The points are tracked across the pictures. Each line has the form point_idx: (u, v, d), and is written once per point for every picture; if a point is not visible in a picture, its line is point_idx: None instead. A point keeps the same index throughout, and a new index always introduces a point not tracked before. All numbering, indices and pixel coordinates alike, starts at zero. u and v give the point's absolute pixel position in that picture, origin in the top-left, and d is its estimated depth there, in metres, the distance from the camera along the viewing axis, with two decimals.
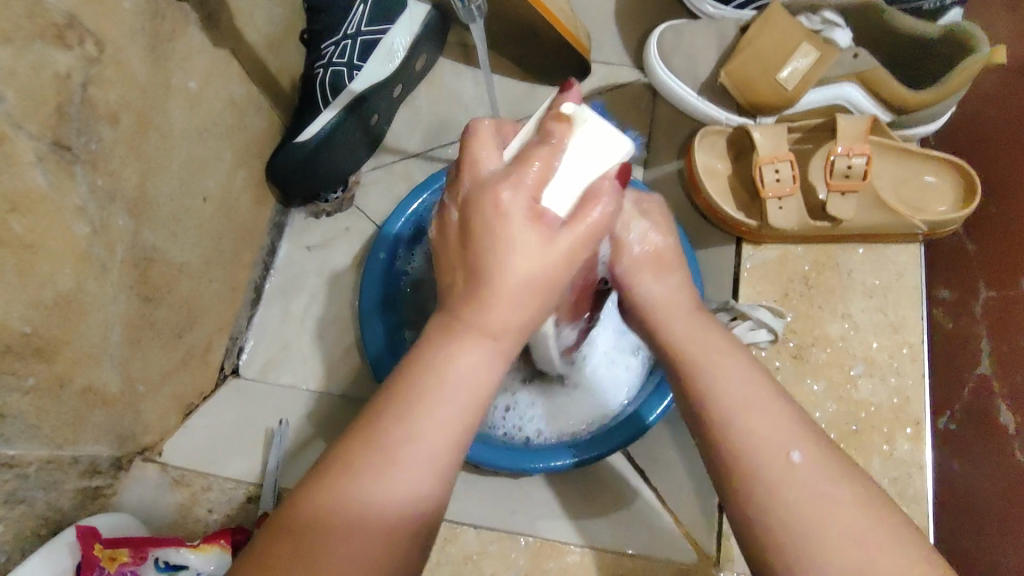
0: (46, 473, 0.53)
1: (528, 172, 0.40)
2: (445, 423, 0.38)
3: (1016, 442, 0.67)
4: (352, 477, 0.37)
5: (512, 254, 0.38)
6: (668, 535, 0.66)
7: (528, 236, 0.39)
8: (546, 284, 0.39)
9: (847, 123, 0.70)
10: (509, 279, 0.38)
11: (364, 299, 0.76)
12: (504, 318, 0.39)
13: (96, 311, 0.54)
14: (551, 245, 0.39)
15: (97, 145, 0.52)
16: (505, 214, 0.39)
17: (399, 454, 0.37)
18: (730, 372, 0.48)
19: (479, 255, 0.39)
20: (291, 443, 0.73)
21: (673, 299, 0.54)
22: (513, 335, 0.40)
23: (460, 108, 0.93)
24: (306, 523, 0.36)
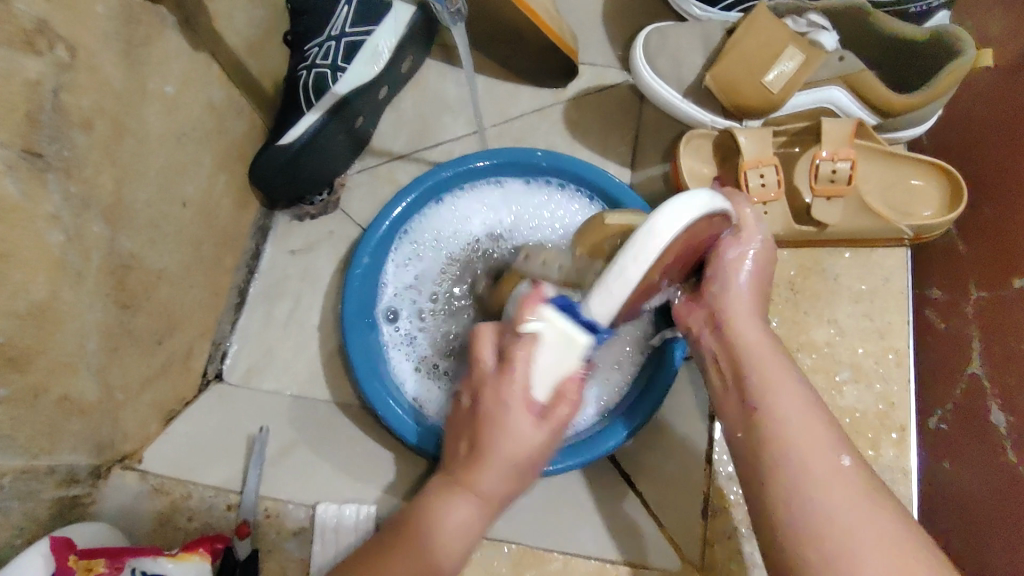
0: (21, 484, 0.52)
1: (518, 363, 0.48)
2: (478, 499, 0.51)
3: (1006, 443, 0.62)
4: (393, 552, 0.50)
5: (505, 437, 0.49)
6: (652, 541, 0.64)
7: (520, 420, 0.49)
8: (530, 460, 0.50)
9: (832, 127, 0.69)
10: (497, 455, 0.50)
11: (346, 305, 0.74)
12: (521, 443, 0.49)
13: (72, 318, 0.54)
14: (534, 430, 0.49)
15: (70, 152, 0.51)
16: (506, 417, 0.49)
17: (444, 531, 0.50)
18: (786, 378, 0.50)
19: (486, 442, 0.50)
20: (271, 450, 0.72)
21: (746, 305, 0.57)
22: (501, 496, 0.52)
23: (445, 110, 0.92)
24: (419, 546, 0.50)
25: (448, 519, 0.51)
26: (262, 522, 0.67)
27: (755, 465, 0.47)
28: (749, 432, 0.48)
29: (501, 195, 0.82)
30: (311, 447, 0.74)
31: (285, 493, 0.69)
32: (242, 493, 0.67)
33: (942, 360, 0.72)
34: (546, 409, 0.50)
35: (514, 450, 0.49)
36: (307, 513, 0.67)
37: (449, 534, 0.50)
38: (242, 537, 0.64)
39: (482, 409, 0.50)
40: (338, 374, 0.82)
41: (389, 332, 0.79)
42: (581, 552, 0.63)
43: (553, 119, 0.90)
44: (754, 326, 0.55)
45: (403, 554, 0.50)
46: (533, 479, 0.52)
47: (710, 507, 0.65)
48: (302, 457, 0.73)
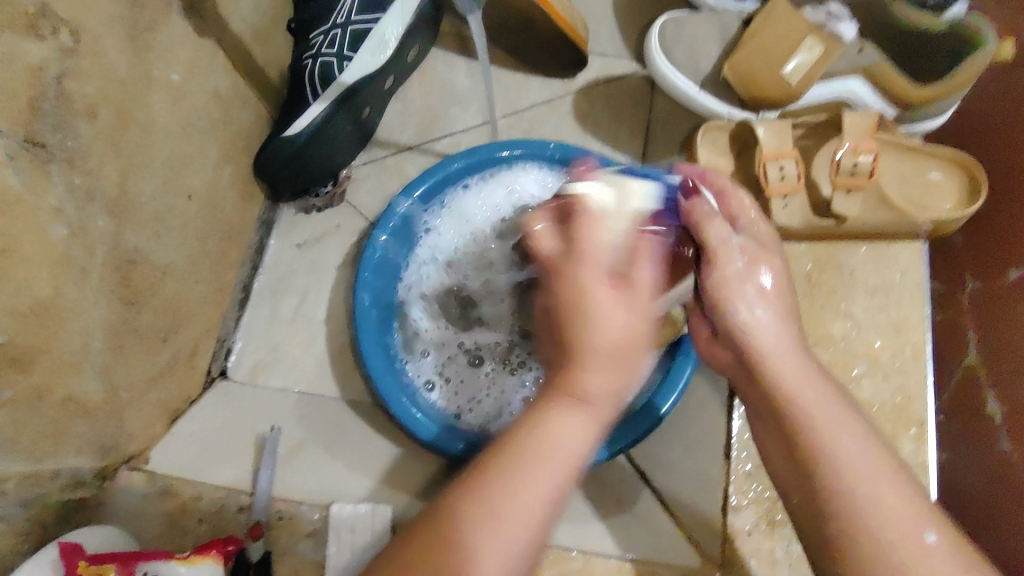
0: (24, 491, 0.51)
1: (588, 242, 0.46)
2: (586, 414, 0.42)
3: (1000, 431, 0.62)
4: (470, 514, 0.40)
5: (598, 318, 0.44)
6: (669, 538, 0.63)
7: (605, 291, 0.44)
8: (635, 338, 0.44)
9: (854, 121, 0.67)
10: (604, 334, 0.43)
11: (358, 298, 0.72)
12: (610, 355, 0.44)
13: (75, 317, 0.52)
14: (633, 302, 0.45)
15: (73, 142, 0.49)
16: (586, 290, 0.44)
17: (509, 521, 0.40)
18: (854, 447, 0.44)
19: (569, 322, 0.44)
20: (283, 450, 0.71)
21: (781, 336, 0.49)
22: (609, 399, 0.43)
23: (454, 100, 0.90)
24: (460, 549, 0.39)
25: (547, 458, 0.41)
26: (274, 524, 0.66)
27: (825, 539, 0.44)
28: (806, 499, 0.46)
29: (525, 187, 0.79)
30: (323, 446, 0.72)
31: (297, 493, 0.68)
32: (253, 495, 0.67)
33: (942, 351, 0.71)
34: (630, 281, 0.45)
35: (603, 380, 0.43)
36: (322, 516, 0.67)
37: (523, 501, 0.40)
38: (255, 539, 0.63)
39: (550, 287, 0.47)
40: (347, 371, 0.81)
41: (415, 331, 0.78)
42: (601, 550, 0.63)
43: (563, 110, 0.89)
44: (799, 369, 0.48)
45: (478, 508, 0.40)
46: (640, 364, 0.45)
47: (729, 502, 0.65)
48: (311, 456, 0.71)
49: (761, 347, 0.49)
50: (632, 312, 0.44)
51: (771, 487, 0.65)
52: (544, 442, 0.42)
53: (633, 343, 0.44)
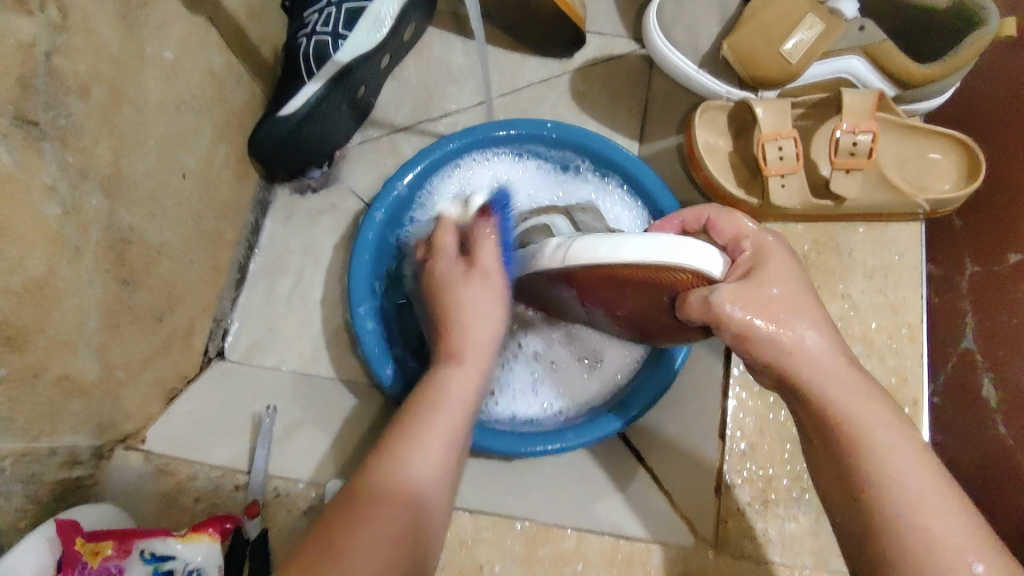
0: (22, 467, 0.51)
1: (483, 260, 0.58)
2: (466, 368, 0.53)
3: (995, 413, 0.63)
4: (392, 455, 0.48)
5: (462, 300, 0.56)
6: (664, 517, 0.64)
7: (472, 289, 0.56)
8: (490, 318, 0.55)
9: (852, 100, 0.66)
10: (462, 318, 0.55)
11: (352, 277, 0.72)
12: (484, 334, 0.55)
13: (70, 296, 0.52)
14: (489, 290, 0.56)
15: (67, 120, 0.49)
16: (459, 291, 0.56)
17: (430, 445, 0.49)
18: (904, 465, 0.44)
19: (447, 309, 0.56)
20: (278, 430, 0.70)
21: (820, 354, 0.48)
22: (483, 358, 0.54)
23: (450, 80, 0.90)
24: (382, 491, 0.46)
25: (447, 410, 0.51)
26: (271, 502, 0.65)
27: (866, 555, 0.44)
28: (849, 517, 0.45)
29: (521, 175, 0.81)
30: (317, 426, 0.73)
31: (294, 472, 0.67)
32: (250, 474, 0.65)
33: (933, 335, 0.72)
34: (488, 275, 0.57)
35: (482, 343, 0.55)
36: (317, 493, 0.66)
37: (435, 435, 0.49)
38: (252, 517, 0.62)
39: (450, 292, 0.57)
40: (342, 351, 0.81)
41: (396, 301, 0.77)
42: (595, 528, 0.62)
43: (560, 90, 0.89)
44: (845, 393, 0.47)
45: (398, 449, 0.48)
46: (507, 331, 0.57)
47: (724, 481, 0.64)
48: (306, 435, 0.71)
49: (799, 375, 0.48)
50: (496, 296, 0.56)
51: (766, 466, 0.65)
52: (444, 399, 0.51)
53: (496, 327, 0.56)
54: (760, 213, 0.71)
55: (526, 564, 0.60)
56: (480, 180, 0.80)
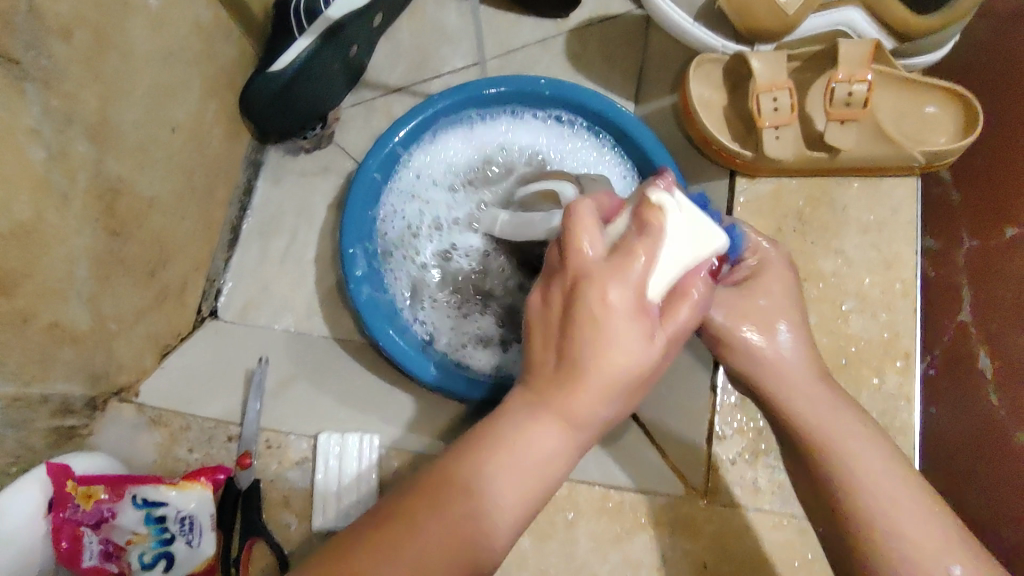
0: (14, 413, 0.50)
1: (635, 273, 0.37)
2: (572, 433, 0.39)
3: (991, 387, 0.63)
4: (476, 470, 0.38)
5: (612, 350, 0.37)
6: (653, 467, 0.65)
7: (633, 333, 0.37)
8: (642, 377, 0.38)
9: (849, 49, 0.66)
10: (606, 374, 0.37)
11: (343, 235, 0.71)
12: (620, 381, 0.37)
13: (59, 243, 0.51)
14: (650, 342, 0.38)
15: (49, 62, 0.48)
16: (610, 313, 0.37)
17: (520, 468, 0.38)
18: (872, 464, 0.45)
19: (583, 349, 0.37)
20: (271, 383, 0.71)
21: (790, 362, 0.50)
22: (597, 427, 0.39)
23: (444, 41, 0.88)
24: (460, 489, 0.38)
25: (519, 454, 0.38)
26: (263, 453, 0.66)
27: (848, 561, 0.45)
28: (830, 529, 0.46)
29: (526, 130, 0.81)
30: (311, 381, 0.73)
31: (285, 424, 0.68)
32: (242, 426, 0.66)
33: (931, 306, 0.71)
34: (661, 325, 0.39)
35: (603, 410, 0.38)
36: (310, 445, 0.66)
37: (520, 473, 0.38)
38: (244, 468, 0.62)
39: (587, 323, 0.37)
40: (335, 311, 0.81)
41: (398, 238, 0.78)
42: (585, 479, 0.63)
43: (554, 51, 0.88)
44: (813, 401, 0.49)
45: (489, 465, 0.38)
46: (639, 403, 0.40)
47: (714, 432, 0.64)
48: (300, 389, 0.71)
49: (766, 384, 0.50)
50: (654, 357, 0.38)
51: (756, 418, 0.65)
52: (527, 452, 0.38)
53: (636, 395, 0.39)
54: (755, 166, 0.70)
55: None
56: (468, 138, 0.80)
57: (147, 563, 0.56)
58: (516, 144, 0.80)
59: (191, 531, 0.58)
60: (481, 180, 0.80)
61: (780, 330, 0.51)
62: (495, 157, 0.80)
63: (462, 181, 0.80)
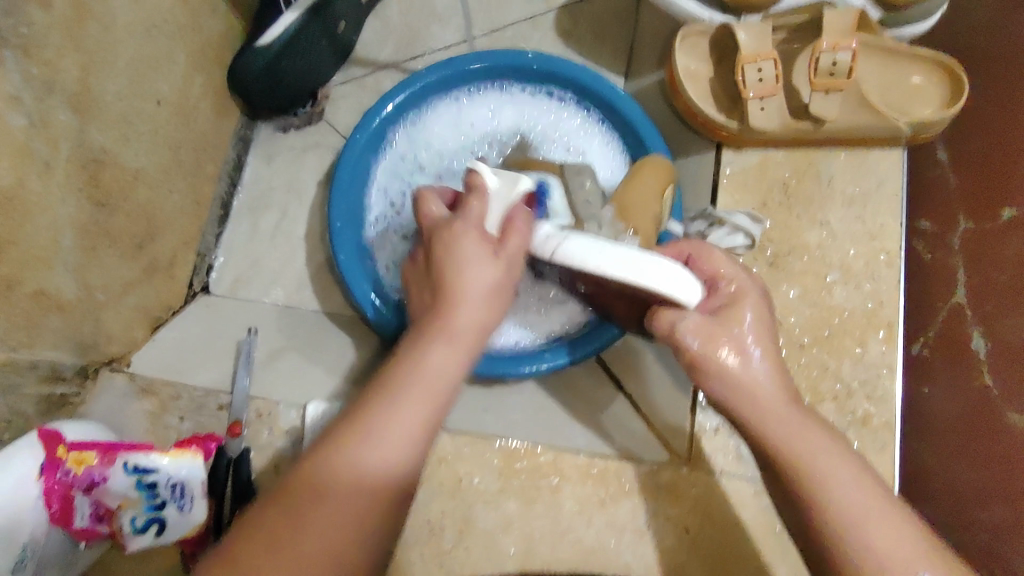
0: (4, 378, 0.51)
1: (472, 211, 0.50)
2: (455, 345, 0.45)
3: (984, 366, 0.63)
4: (336, 454, 0.40)
5: (466, 269, 0.46)
6: (639, 436, 0.67)
7: (478, 251, 0.47)
8: (493, 289, 0.47)
9: (832, 19, 0.67)
10: (463, 285, 0.46)
11: (331, 210, 0.72)
12: (478, 286, 0.46)
13: (42, 211, 0.52)
14: (495, 260, 0.47)
15: (29, 29, 0.48)
16: (458, 239, 0.48)
17: (396, 428, 0.41)
18: (844, 486, 0.45)
19: (447, 265, 0.47)
20: (260, 354, 0.71)
21: (762, 386, 0.49)
22: (472, 338, 0.46)
23: (433, 17, 0.88)
24: (316, 478, 0.40)
25: (398, 420, 0.42)
26: (253, 422, 0.66)
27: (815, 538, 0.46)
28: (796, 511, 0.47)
29: (511, 108, 0.81)
30: (302, 354, 0.74)
31: (276, 394, 0.68)
32: (233, 394, 0.66)
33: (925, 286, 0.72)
34: (503, 243, 0.48)
35: (472, 319, 0.46)
36: (299, 414, 0.66)
37: (402, 428, 0.42)
38: (236, 436, 0.64)
39: (444, 245, 0.48)
40: (325, 287, 0.82)
41: (380, 218, 0.78)
42: (569, 447, 0.65)
43: (545, 26, 0.87)
44: (788, 428, 0.47)
45: (356, 439, 0.41)
46: (497, 317, 0.48)
47: (698, 401, 0.65)
48: (291, 361, 0.73)
49: (739, 411, 0.49)
50: (502, 267, 0.47)
51: None
52: (409, 398, 0.42)
53: (496, 313, 0.48)
54: (739, 139, 0.71)
55: (502, 478, 0.63)
56: (454, 112, 0.80)
57: (139, 527, 0.57)
58: (502, 118, 0.81)
59: (183, 497, 0.59)
60: (467, 152, 0.80)
61: (758, 351, 0.49)
62: (480, 132, 0.81)
63: (447, 158, 0.80)
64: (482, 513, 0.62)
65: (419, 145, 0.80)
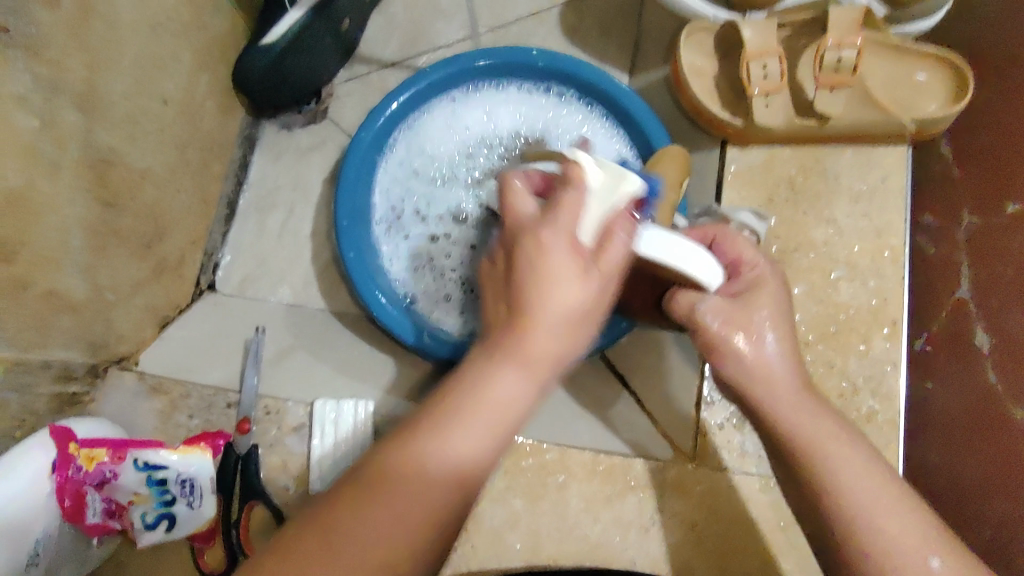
0: (16, 377, 0.52)
1: (564, 213, 0.42)
2: (529, 372, 0.41)
3: (988, 361, 0.63)
4: (417, 444, 0.39)
5: (554, 289, 0.41)
6: (646, 432, 0.68)
7: (570, 271, 0.41)
8: (584, 315, 0.42)
9: (838, 16, 0.66)
10: (547, 309, 0.41)
11: (337, 208, 0.72)
12: (571, 311, 0.41)
13: (51, 211, 0.52)
14: (585, 278, 0.41)
15: (35, 30, 0.48)
16: (547, 250, 0.41)
17: (467, 424, 0.40)
18: (854, 470, 0.45)
19: (528, 279, 0.41)
20: (268, 351, 0.72)
21: (775, 369, 0.49)
22: (552, 363, 0.42)
23: (438, 15, 0.88)
24: (400, 467, 0.39)
25: (476, 411, 0.40)
26: (261, 419, 0.67)
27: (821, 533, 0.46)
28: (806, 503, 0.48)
29: (515, 104, 0.81)
30: (309, 351, 0.75)
31: (284, 392, 0.68)
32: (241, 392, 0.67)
33: (931, 282, 0.72)
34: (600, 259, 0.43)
35: (556, 347, 0.41)
36: (306, 410, 0.67)
37: (465, 438, 0.40)
38: (243, 433, 0.64)
39: (525, 256, 0.41)
40: (331, 284, 0.82)
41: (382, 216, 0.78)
42: (576, 444, 0.65)
43: (549, 23, 0.87)
44: (801, 411, 0.48)
45: (441, 429, 0.39)
46: (585, 342, 0.44)
47: (703, 397, 0.66)
48: (300, 359, 0.73)
49: (752, 392, 0.49)
50: (587, 290, 0.41)
51: None
52: (469, 415, 0.40)
53: (581, 340, 0.43)
54: (745, 135, 0.71)
55: (509, 475, 0.63)
56: (459, 110, 0.80)
57: (149, 522, 0.57)
58: (506, 115, 0.81)
59: (192, 494, 0.59)
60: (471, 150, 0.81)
61: (773, 334, 0.49)
62: (484, 129, 0.81)
63: (451, 155, 0.81)
64: (490, 509, 0.62)
65: (424, 143, 0.80)
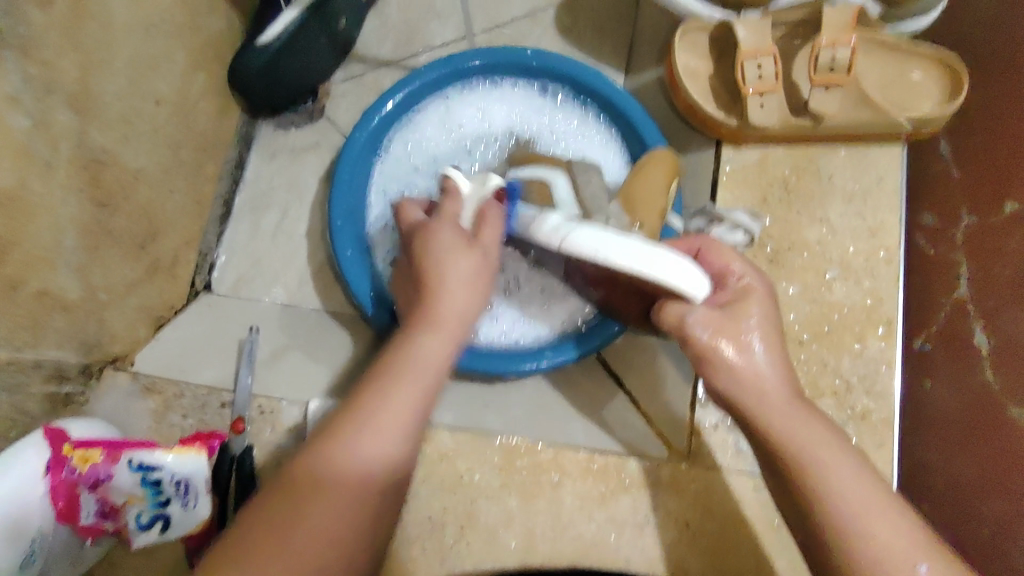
0: (9, 377, 0.52)
1: (444, 212, 0.53)
2: (441, 334, 0.47)
3: (986, 361, 0.63)
4: (332, 441, 0.43)
5: (442, 267, 0.49)
6: (640, 431, 0.68)
7: (454, 249, 0.50)
8: (477, 284, 0.49)
9: (832, 16, 0.66)
10: (443, 285, 0.48)
11: (332, 209, 0.72)
12: (462, 281, 0.49)
13: (44, 212, 0.52)
14: (470, 251, 0.50)
15: (27, 30, 0.48)
16: (431, 238, 0.50)
17: (381, 410, 0.43)
18: (843, 477, 0.46)
19: (425, 263, 0.50)
20: (262, 352, 0.72)
21: (763, 377, 0.49)
22: (458, 331, 0.48)
23: (433, 14, 0.88)
24: (310, 469, 0.42)
25: (387, 397, 0.44)
26: (256, 419, 0.67)
27: (813, 533, 0.46)
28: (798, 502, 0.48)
29: (510, 103, 0.81)
30: (304, 351, 0.75)
31: (277, 392, 0.69)
32: (235, 392, 0.67)
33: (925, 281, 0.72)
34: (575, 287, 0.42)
35: (460, 310, 0.48)
36: (300, 411, 0.67)
37: (388, 419, 0.43)
38: (238, 433, 0.65)
39: (422, 247, 0.51)
40: (326, 285, 0.82)
41: (378, 217, 0.78)
42: (569, 443, 0.65)
43: (545, 22, 0.87)
44: (791, 420, 0.48)
45: (356, 425, 0.43)
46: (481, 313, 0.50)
47: (697, 398, 0.66)
48: (293, 360, 0.74)
49: (742, 402, 0.49)
50: (476, 259, 0.50)
51: None
52: (393, 390, 0.44)
53: (479, 310, 0.50)
54: (740, 134, 0.71)
55: (503, 475, 0.63)
56: (453, 110, 0.80)
57: (144, 523, 0.57)
58: (500, 114, 0.81)
59: (187, 494, 0.58)
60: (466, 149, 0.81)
61: (760, 342, 0.49)
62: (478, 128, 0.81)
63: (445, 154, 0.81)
64: (483, 509, 0.62)
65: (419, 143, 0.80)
